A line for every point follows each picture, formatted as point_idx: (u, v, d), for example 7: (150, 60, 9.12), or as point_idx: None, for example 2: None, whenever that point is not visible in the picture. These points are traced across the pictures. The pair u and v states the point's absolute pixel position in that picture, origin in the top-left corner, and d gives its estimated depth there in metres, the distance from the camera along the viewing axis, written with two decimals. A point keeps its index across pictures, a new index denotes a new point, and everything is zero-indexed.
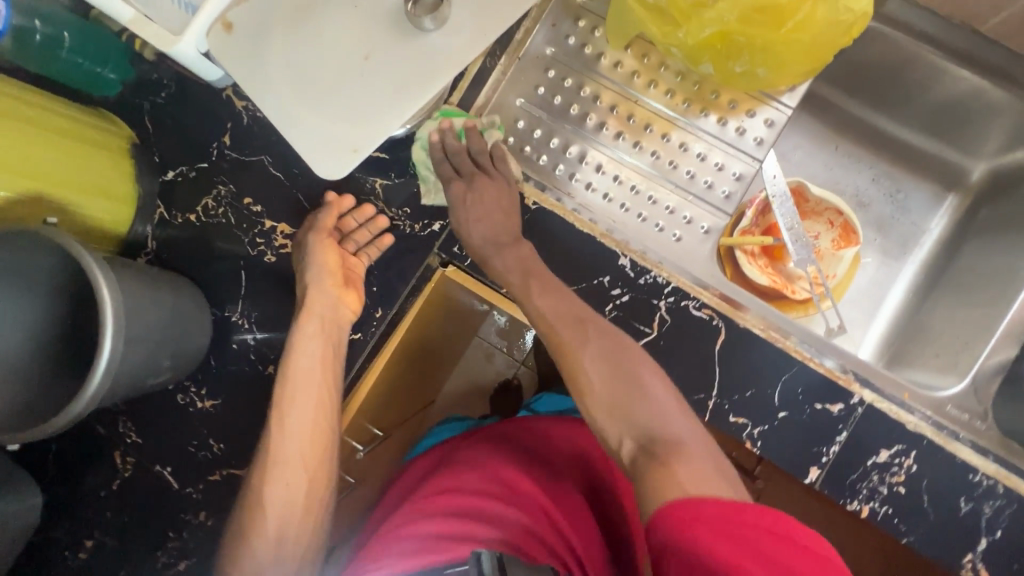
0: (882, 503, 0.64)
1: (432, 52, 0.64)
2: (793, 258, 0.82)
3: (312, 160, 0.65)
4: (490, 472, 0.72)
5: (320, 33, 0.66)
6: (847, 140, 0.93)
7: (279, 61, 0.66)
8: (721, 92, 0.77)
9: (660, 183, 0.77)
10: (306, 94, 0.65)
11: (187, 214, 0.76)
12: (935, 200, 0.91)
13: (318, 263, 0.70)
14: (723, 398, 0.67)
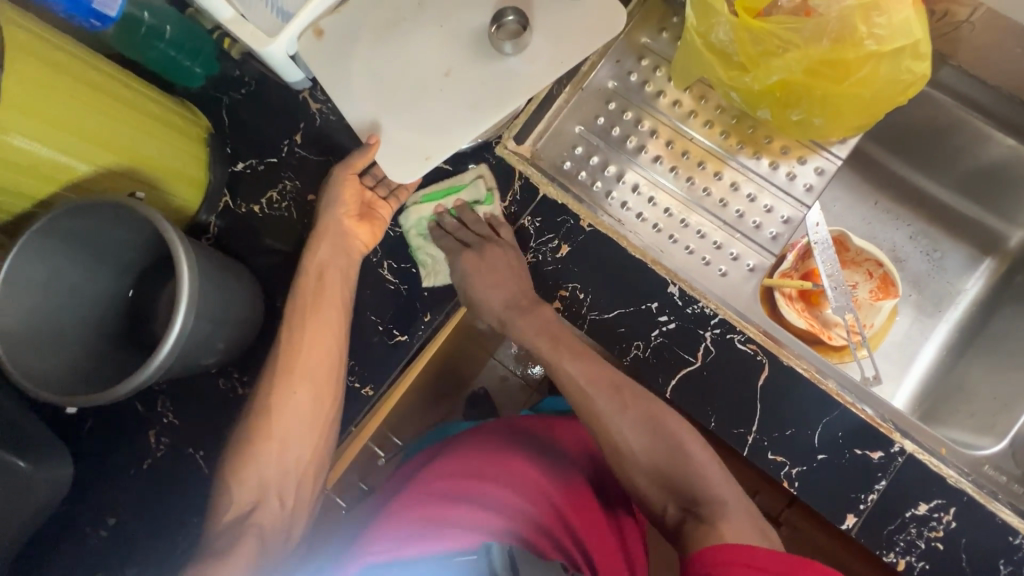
0: (919, 558, 0.63)
1: (511, 73, 0.68)
2: (831, 305, 0.83)
3: (384, 165, 0.69)
4: (496, 461, 0.73)
5: (402, 47, 0.70)
6: (887, 197, 0.95)
7: (365, 71, 0.70)
8: (774, 138, 0.80)
9: (708, 218, 0.79)
10: (389, 105, 0.69)
11: (251, 205, 0.78)
12: (972, 262, 0.92)
13: (336, 200, 0.71)
14: (763, 434, 0.67)
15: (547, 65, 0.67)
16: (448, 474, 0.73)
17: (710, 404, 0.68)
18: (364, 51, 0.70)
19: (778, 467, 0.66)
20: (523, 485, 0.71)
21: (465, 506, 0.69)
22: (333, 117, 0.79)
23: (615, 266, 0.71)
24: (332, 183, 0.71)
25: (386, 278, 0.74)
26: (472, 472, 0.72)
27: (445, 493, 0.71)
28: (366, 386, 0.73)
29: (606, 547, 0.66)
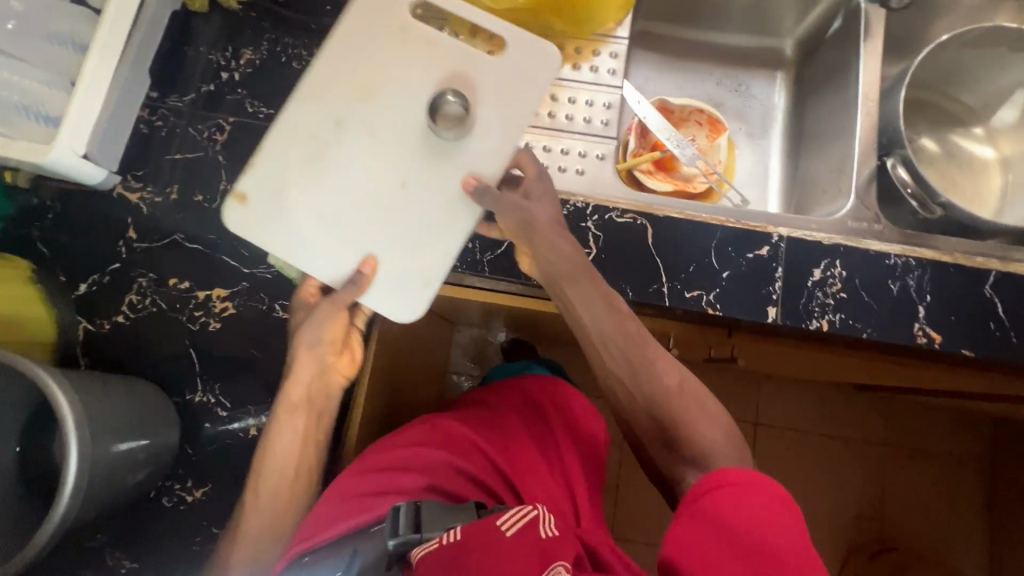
0: (835, 313, 0.72)
1: (462, 158, 0.69)
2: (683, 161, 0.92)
3: (385, 305, 0.70)
4: (430, 430, 0.77)
5: (342, 175, 0.69)
6: (684, 60, 1.07)
7: (316, 232, 0.69)
8: (566, 44, 0.88)
9: (547, 133, 0.85)
10: (361, 244, 0.69)
11: (114, 318, 0.73)
12: (770, 80, 1.07)
13: (320, 335, 0.67)
14: (673, 281, 0.73)
15: (498, 142, 0.68)
16: (394, 444, 0.76)
17: (621, 279, 0.73)
18: (299, 185, 0.69)
19: (698, 300, 0.72)
20: (467, 439, 0.76)
21: (409, 466, 0.71)
22: (158, 198, 0.75)
23: None
24: (317, 316, 0.68)
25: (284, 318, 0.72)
26: (421, 446, 0.75)
27: (385, 464, 0.73)
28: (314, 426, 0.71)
29: (541, 489, 0.72)
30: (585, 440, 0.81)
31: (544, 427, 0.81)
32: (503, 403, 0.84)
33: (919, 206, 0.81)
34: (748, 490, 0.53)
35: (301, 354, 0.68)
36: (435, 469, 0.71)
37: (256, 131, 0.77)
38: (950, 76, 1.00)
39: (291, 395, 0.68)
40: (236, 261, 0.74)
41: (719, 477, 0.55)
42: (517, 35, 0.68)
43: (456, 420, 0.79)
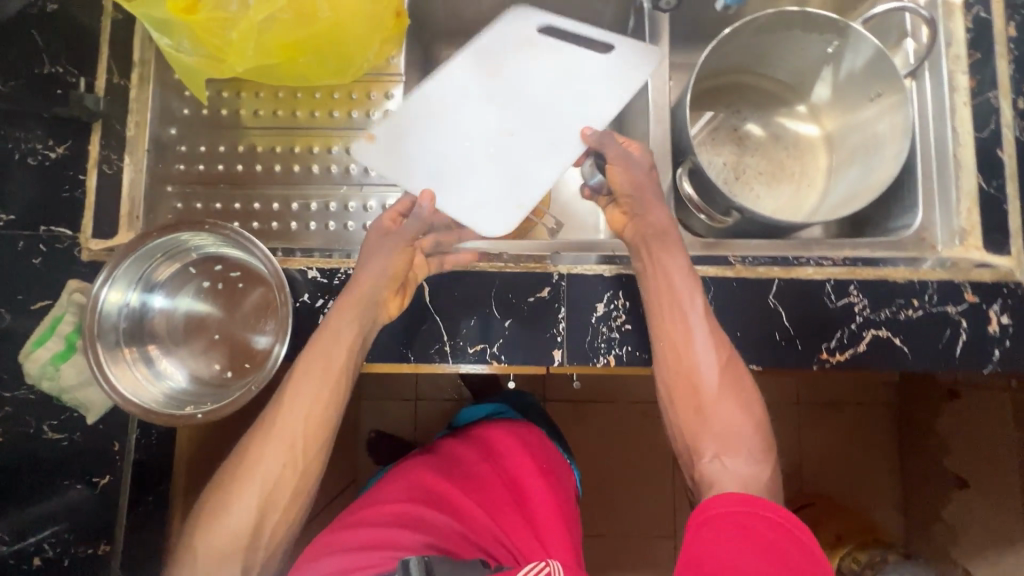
0: (621, 347, 0.71)
1: (569, 118, 0.76)
2: None
3: (476, 223, 0.73)
4: (414, 485, 0.85)
5: (460, 117, 0.76)
6: None
7: (427, 153, 0.75)
8: (339, 90, 0.83)
9: (334, 189, 0.81)
10: (465, 175, 0.74)
11: None
12: None
13: (378, 269, 0.67)
14: (455, 337, 0.71)
15: (571, 103, 0.76)
16: (388, 506, 0.82)
17: (402, 341, 0.71)
18: (419, 137, 0.76)
19: (482, 354, 0.71)
20: (454, 496, 0.83)
21: (404, 523, 0.78)
22: None
23: (253, 270, 0.71)
24: (377, 247, 0.69)
25: (53, 438, 0.68)
26: (407, 506, 0.81)
27: (380, 523, 0.79)
28: (103, 543, 0.71)
29: (514, 526, 0.80)
30: (556, 474, 0.90)
31: (512, 465, 0.89)
32: (480, 453, 0.91)
33: (708, 217, 0.81)
34: (760, 524, 0.54)
35: (357, 277, 0.67)
36: (426, 524, 0.78)
37: None
38: (761, 58, 0.96)
39: (346, 312, 0.65)
40: None
41: (731, 500, 0.56)
42: (626, 41, 0.77)
43: (438, 475, 0.87)
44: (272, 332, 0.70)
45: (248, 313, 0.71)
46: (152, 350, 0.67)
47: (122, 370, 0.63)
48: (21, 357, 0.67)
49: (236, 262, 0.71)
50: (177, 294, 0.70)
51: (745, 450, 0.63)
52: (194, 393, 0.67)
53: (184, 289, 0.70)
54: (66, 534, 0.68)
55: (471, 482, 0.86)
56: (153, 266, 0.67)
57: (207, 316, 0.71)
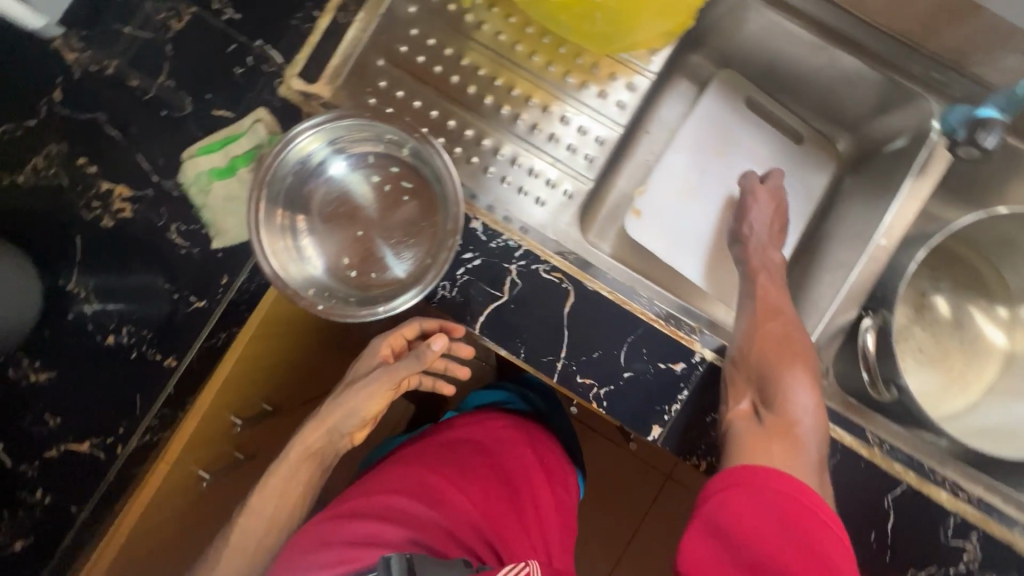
0: (719, 458, 0.67)
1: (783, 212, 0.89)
2: (681, 253, 0.84)
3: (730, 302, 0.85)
4: (403, 473, 0.76)
5: (708, 202, 0.86)
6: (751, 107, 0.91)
7: (680, 232, 0.85)
8: (586, 55, 0.76)
9: (525, 148, 0.75)
10: (711, 256, 0.85)
11: (15, 175, 0.70)
12: (818, 166, 0.91)
13: (356, 405, 0.70)
14: (571, 359, 0.67)
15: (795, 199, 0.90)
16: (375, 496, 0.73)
17: (522, 336, 0.68)
18: (674, 214, 0.85)
19: (587, 389, 0.67)
20: (446, 488, 0.74)
21: (387, 515, 0.70)
22: (94, 67, 0.70)
23: (429, 189, 0.68)
24: (369, 380, 0.70)
25: (175, 243, 0.69)
26: (394, 492, 0.72)
27: (366, 513, 0.70)
28: (168, 356, 0.69)
29: (513, 537, 0.72)
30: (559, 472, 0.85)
31: (512, 470, 0.80)
32: (480, 450, 0.81)
33: (867, 380, 0.72)
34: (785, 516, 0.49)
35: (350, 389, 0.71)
36: (411, 516, 0.69)
37: (214, 32, 0.70)
38: (998, 242, 0.86)
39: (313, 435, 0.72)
40: (149, 165, 0.69)
41: (763, 472, 0.52)
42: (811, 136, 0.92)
43: (431, 464, 0.77)
44: (410, 263, 0.67)
45: (399, 228, 0.68)
46: (302, 214, 0.66)
47: (264, 232, 0.62)
48: (183, 161, 0.68)
49: (417, 176, 0.67)
50: (356, 171, 0.68)
51: (791, 394, 0.61)
52: (323, 280, 0.66)
53: (356, 170, 0.67)
54: (145, 330, 0.69)
55: (463, 475, 0.76)
56: (348, 137, 0.66)
57: (365, 210, 0.68)
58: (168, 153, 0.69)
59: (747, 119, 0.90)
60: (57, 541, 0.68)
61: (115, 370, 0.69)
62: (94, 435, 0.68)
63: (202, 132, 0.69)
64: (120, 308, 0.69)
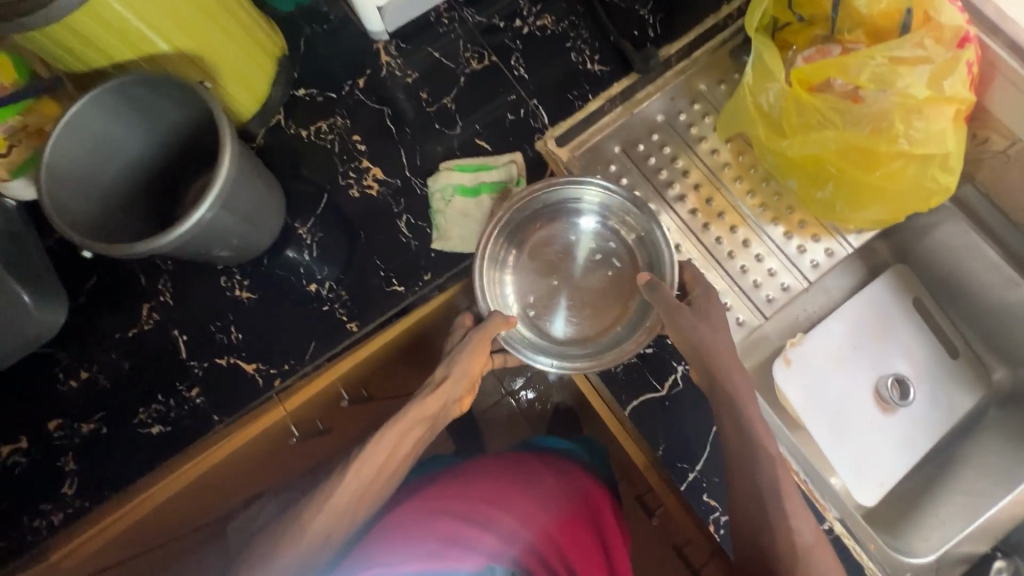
0: None
1: (922, 418, 0.88)
2: (814, 418, 0.85)
3: (848, 484, 0.84)
4: (486, 484, 0.65)
5: (850, 380, 0.88)
6: (923, 307, 0.93)
7: (818, 399, 0.86)
8: (796, 209, 0.83)
9: (714, 267, 0.81)
10: (840, 433, 0.85)
11: (300, 128, 0.82)
12: (971, 387, 0.90)
13: (463, 369, 0.64)
14: (703, 476, 0.72)
15: (941, 410, 0.89)
16: (465, 501, 0.63)
17: (664, 435, 0.73)
18: (816, 379, 0.87)
19: (708, 510, 0.71)
20: (533, 510, 0.63)
21: (472, 518, 0.61)
22: (397, 73, 0.84)
23: (634, 270, 0.75)
24: (467, 342, 0.66)
25: (401, 231, 0.78)
26: (479, 497, 0.63)
27: (450, 513, 0.61)
28: (352, 322, 0.76)
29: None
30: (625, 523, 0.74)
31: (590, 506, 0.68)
32: (559, 480, 0.69)
33: None
34: None
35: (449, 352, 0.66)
36: (500, 529, 0.60)
37: (501, 82, 0.83)
38: None
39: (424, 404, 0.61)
40: (407, 161, 0.80)
41: None
42: (973, 355, 0.91)
43: (513, 478, 0.67)
44: (579, 324, 0.75)
45: (585, 289, 0.76)
46: (514, 246, 0.76)
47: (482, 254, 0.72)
48: (438, 170, 0.79)
49: (629, 260, 0.75)
50: (582, 225, 0.76)
51: None
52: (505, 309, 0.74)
53: (593, 233, 0.76)
54: (343, 291, 0.77)
55: (548, 497, 0.66)
56: (606, 203, 0.74)
57: (570, 265, 0.76)
58: (427, 160, 0.80)
59: (912, 316, 0.92)
60: (188, 440, 0.73)
61: (307, 314, 0.77)
62: (263, 361, 0.75)
63: (461, 154, 0.80)
64: (333, 266, 0.78)
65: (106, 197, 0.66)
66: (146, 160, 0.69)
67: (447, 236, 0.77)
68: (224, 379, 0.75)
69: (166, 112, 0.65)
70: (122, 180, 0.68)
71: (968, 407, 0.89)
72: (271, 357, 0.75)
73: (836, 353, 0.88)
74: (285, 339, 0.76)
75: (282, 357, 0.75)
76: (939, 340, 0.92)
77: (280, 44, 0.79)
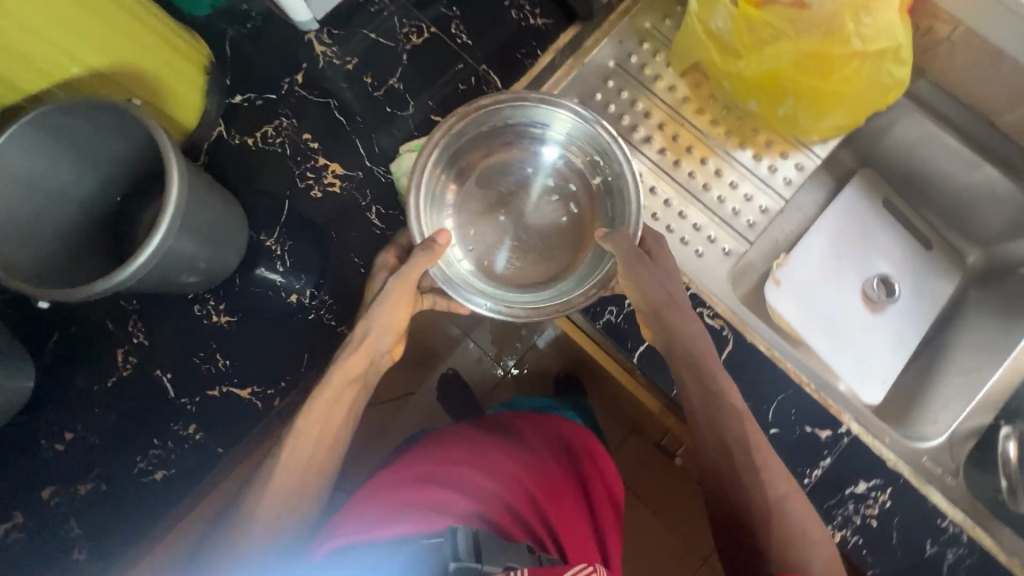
0: (854, 533, 0.67)
1: (909, 311, 0.91)
2: (811, 333, 0.87)
3: (853, 388, 0.86)
4: (464, 444, 0.62)
5: (837, 289, 0.90)
6: (892, 207, 0.95)
7: (811, 313, 0.88)
8: (760, 131, 0.83)
9: (692, 202, 0.81)
10: (838, 341, 0.87)
11: (245, 137, 0.78)
12: (949, 274, 0.93)
13: (386, 322, 0.61)
14: None
15: (926, 300, 0.92)
16: (441, 463, 0.59)
17: None
18: (806, 294, 0.88)
19: None
20: (508, 465, 0.60)
21: (446, 481, 0.57)
22: (336, 61, 0.80)
23: (591, 206, 0.72)
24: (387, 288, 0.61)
25: (374, 223, 0.76)
26: (455, 459, 0.60)
27: (426, 478, 0.57)
28: (342, 325, 0.74)
29: (579, 535, 0.57)
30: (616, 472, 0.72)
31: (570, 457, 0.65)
32: (538, 434, 0.66)
33: (1009, 488, 0.73)
34: None
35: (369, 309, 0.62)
36: (474, 487, 0.57)
37: (446, 53, 0.80)
38: None
39: (351, 364, 0.60)
40: (365, 151, 0.77)
41: None
42: (946, 244, 0.94)
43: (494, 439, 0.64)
44: (525, 263, 0.72)
45: (529, 236, 0.73)
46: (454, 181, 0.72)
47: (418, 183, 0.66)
48: (399, 153, 0.76)
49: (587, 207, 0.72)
50: (545, 157, 0.73)
51: None
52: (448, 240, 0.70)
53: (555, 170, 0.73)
54: (327, 297, 0.74)
55: (525, 452, 0.63)
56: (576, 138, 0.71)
57: (515, 202, 0.74)
58: (385, 146, 0.77)
59: (883, 217, 0.94)
60: (196, 478, 0.70)
61: (294, 327, 0.74)
62: (257, 383, 0.72)
63: (419, 135, 0.77)
64: (310, 272, 0.75)
65: (50, 242, 0.62)
66: (87, 196, 0.64)
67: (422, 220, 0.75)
68: (220, 410, 0.72)
69: (105, 143, 0.61)
70: (66, 223, 0.63)
71: (950, 293, 0.93)
72: (265, 379, 0.72)
73: (819, 265, 0.90)
74: (276, 357, 0.73)
75: (278, 375, 0.72)
76: (914, 235, 0.95)
77: (202, 49, 0.74)
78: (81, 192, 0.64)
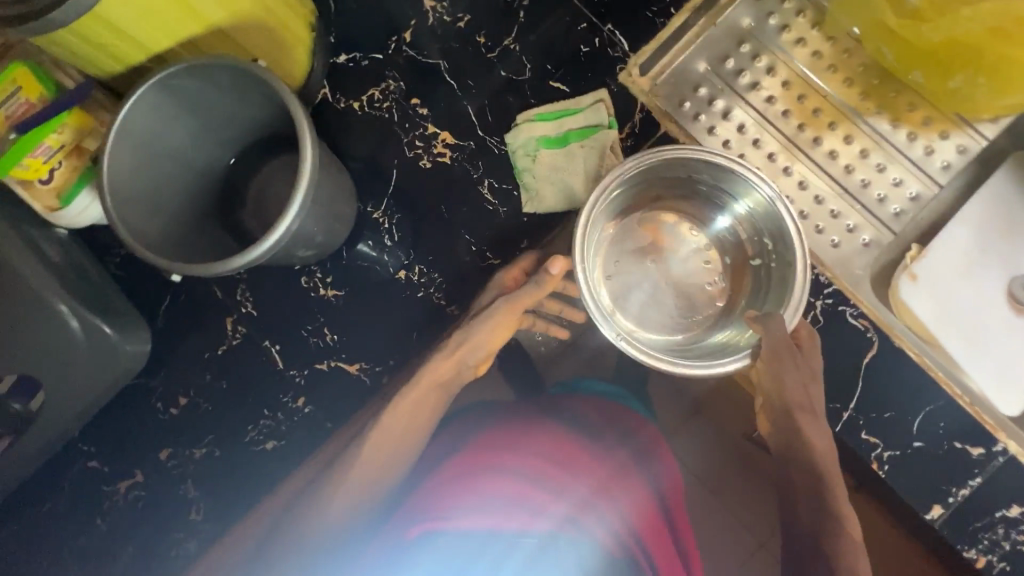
0: (1001, 559, 0.62)
1: None
2: (948, 334, 0.78)
3: (992, 397, 0.77)
4: (549, 432, 0.57)
5: (982, 286, 0.80)
6: None
7: (950, 312, 0.79)
8: (918, 106, 0.73)
9: (831, 185, 0.73)
10: (979, 346, 0.78)
11: (351, 101, 0.74)
12: None
13: (482, 339, 0.58)
14: (860, 414, 0.64)
15: None
16: (523, 454, 0.55)
17: None
18: (945, 291, 0.79)
19: (869, 448, 0.64)
20: (597, 466, 0.55)
21: (535, 475, 0.53)
22: (447, 18, 0.73)
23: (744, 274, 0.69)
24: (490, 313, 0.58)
25: (486, 198, 0.71)
26: (540, 449, 0.55)
27: (511, 471, 0.53)
28: (451, 304, 0.71)
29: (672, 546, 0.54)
30: None
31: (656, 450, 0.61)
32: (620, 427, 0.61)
33: None
34: None
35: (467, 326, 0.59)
36: (565, 488, 0.52)
37: (567, 10, 0.72)
38: None
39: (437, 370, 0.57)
40: (478, 119, 0.72)
41: None
42: None
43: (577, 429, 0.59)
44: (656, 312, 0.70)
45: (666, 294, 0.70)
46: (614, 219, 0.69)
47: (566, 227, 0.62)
48: (516, 123, 0.71)
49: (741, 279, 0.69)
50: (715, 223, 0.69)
51: None
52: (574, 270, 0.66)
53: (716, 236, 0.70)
54: (435, 274, 0.71)
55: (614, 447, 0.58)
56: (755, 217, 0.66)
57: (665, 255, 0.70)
58: (498, 114, 0.71)
59: None
60: (305, 451, 0.70)
61: (401, 304, 0.71)
62: (365, 360, 0.71)
63: (536, 102, 0.71)
64: (418, 247, 0.71)
65: (167, 207, 0.60)
66: (193, 154, 0.61)
67: (538, 197, 0.70)
68: (327, 384, 0.71)
69: (213, 99, 0.57)
70: (184, 189, 0.62)
71: None
72: (372, 355, 0.71)
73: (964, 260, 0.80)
74: (384, 334, 0.71)
75: (385, 352, 0.71)
76: None
77: (310, 3, 0.69)
78: (198, 157, 0.62)
